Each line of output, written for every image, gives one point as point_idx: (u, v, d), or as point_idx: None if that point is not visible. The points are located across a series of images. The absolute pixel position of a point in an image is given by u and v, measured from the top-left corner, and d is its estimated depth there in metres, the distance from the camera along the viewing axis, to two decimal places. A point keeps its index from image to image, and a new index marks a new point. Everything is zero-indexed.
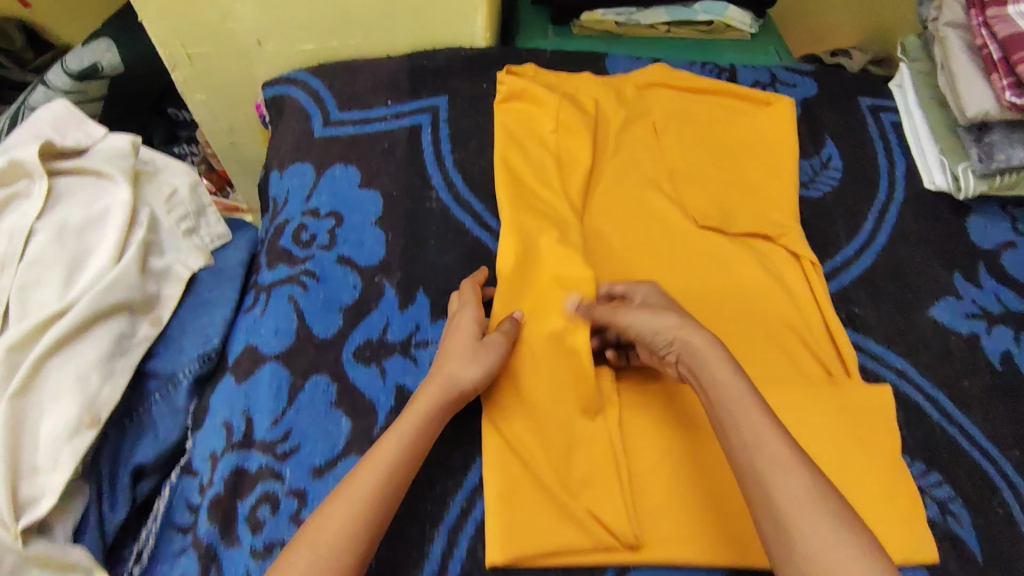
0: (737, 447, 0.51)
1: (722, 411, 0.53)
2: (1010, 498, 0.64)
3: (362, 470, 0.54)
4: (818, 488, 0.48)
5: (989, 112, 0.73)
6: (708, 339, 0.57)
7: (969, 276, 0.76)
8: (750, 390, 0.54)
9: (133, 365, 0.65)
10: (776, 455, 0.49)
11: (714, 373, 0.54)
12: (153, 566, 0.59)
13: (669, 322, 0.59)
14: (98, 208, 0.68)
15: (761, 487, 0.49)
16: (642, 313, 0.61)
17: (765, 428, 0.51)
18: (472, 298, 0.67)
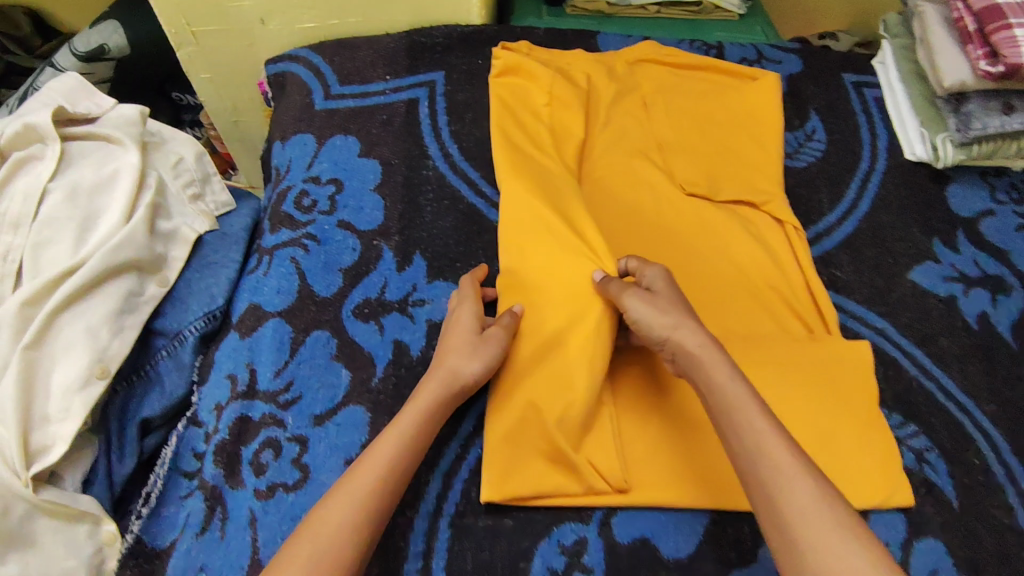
0: (739, 452, 0.52)
1: (722, 417, 0.54)
2: (986, 449, 0.67)
3: (363, 465, 0.54)
4: (821, 493, 0.48)
5: (966, 82, 0.76)
6: (703, 341, 0.58)
7: (947, 242, 0.79)
8: (748, 393, 0.55)
9: (141, 322, 0.68)
10: (778, 461, 0.50)
11: (712, 377, 0.56)
12: (160, 508, 0.61)
13: (666, 322, 0.59)
14: (107, 172, 0.71)
15: (765, 492, 0.50)
16: (641, 301, 0.60)
17: (767, 435, 0.52)
18: (472, 293, 0.67)
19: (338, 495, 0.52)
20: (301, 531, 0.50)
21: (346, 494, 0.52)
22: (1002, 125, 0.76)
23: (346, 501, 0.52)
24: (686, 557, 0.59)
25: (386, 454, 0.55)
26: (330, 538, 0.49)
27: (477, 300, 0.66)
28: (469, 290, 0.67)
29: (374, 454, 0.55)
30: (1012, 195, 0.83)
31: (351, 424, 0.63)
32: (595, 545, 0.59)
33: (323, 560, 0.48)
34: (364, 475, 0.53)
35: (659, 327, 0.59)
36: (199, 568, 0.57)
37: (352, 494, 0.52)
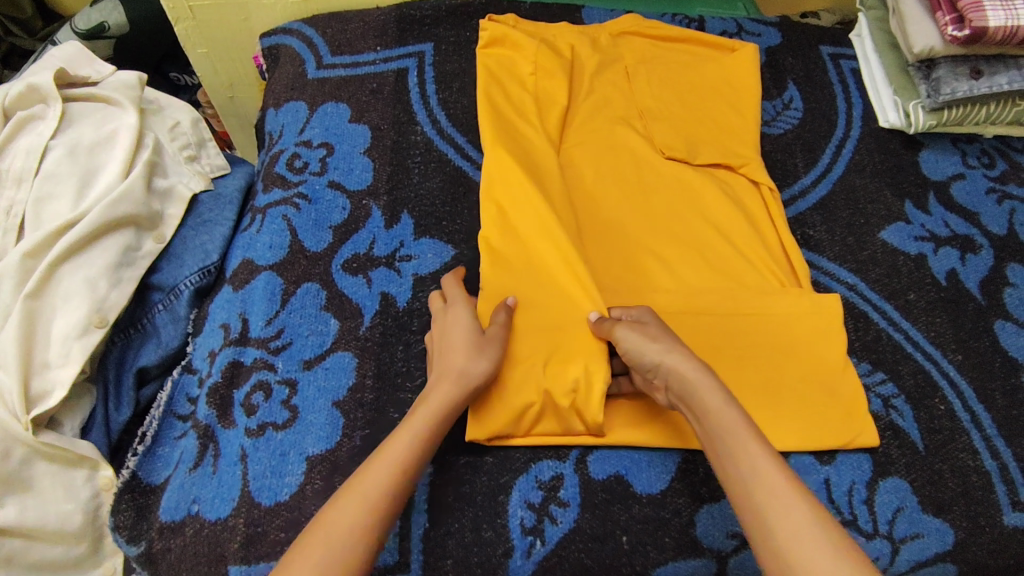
0: (734, 479, 0.51)
1: (718, 443, 0.53)
2: (952, 396, 0.69)
3: (372, 467, 0.52)
4: (816, 517, 0.47)
5: (934, 47, 0.79)
6: (698, 367, 0.57)
7: (918, 204, 0.82)
8: (743, 419, 0.54)
9: (139, 275, 0.70)
10: (774, 487, 0.49)
11: (706, 402, 0.54)
12: (155, 447, 0.64)
13: (656, 346, 0.59)
14: (106, 131, 0.74)
15: (761, 520, 0.48)
16: (630, 330, 0.61)
17: (762, 460, 0.51)
18: (460, 297, 0.65)
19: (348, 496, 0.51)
20: (307, 537, 0.49)
21: (352, 499, 0.50)
22: (969, 90, 0.79)
23: (354, 505, 0.50)
24: (659, 492, 0.62)
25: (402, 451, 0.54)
26: (334, 546, 0.48)
27: (466, 303, 0.64)
28: (457, 296, 0.65)
29: (388, 449, 0.54)
30: (982, 160, 0.86)
31: (338, 369, 0.65)
32: (571, 480, 0.61)
33: (332, 558, 0.47)
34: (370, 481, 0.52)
35: (649, 349, 0.59)
36: (192, 500, 0.59)
37: (361, 493, 0.51)
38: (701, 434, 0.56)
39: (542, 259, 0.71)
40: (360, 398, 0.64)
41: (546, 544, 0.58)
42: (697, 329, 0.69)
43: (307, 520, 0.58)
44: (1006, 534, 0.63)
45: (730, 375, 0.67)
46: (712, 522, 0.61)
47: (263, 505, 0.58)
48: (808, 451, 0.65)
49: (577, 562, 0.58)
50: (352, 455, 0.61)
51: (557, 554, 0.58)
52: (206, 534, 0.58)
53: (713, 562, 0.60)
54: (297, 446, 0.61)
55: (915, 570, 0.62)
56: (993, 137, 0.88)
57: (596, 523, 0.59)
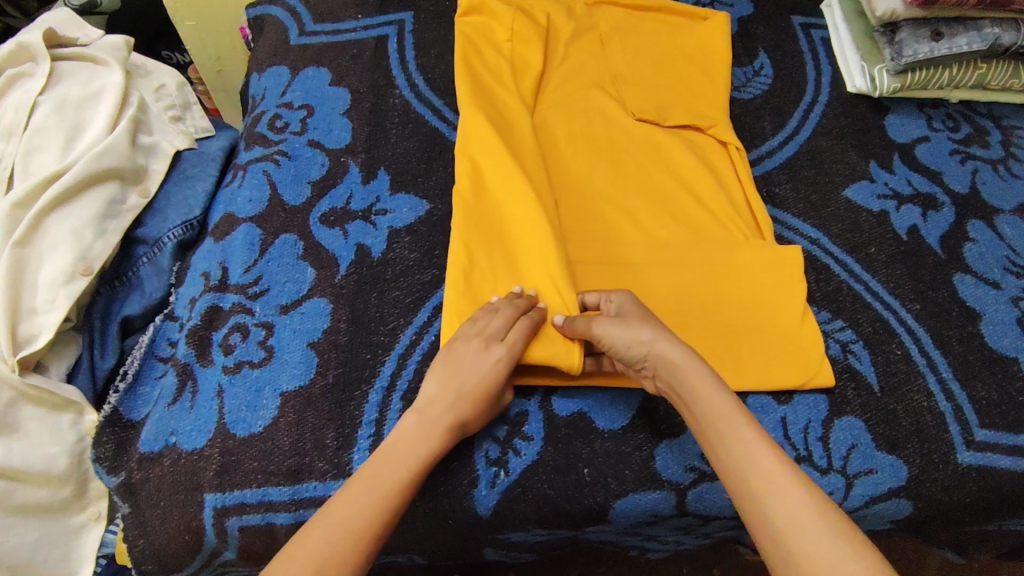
0: (730, 467, 0.52)
1: (711, 431, 0.54)
2: (908, 341, 0.71)
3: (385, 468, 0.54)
4: (815, 502, 0.48)
5: (896, 11, 0.83)
6: (686, 352, 0.57)
7: (883, 164, 0.84)
8: (734, 406, 0.54)
9: (123, 227, 0.73)
10: (770, 474, 0.50)
11: (696, 391, 0.55)
12: (135, 385, 0.67)
13: (647, 337, 0.58)
14: (93, 88, 0.77)
15: (758, 507, 0.49)
16: (613, 326, 0.60)
17: (756, 446, 0.51)
18: (508, 351, 0.60)
19: (353, 489, 0.51)
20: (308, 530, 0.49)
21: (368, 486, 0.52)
22: (930, 51, 0.82)
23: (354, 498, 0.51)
24: (620, 427, 0.64)
25: (418, 443, 0.55)
26: (334, 535, 0.49)
27: (511, 357, 0.60)
28: (507, 336, 0.61)
29: (395, 443, 0.55)
30: (947, 124, 0.89)
31: (314, 313, 0.68)
32: (535, 417, 0.64)
33: (338, 548, 0.49)
34: (387, 478, 0.53)
35: (640, 338, 0.58)
36: (170, 433, 0.62)
37: (374, 486, 0.52)
38: (692, 422, 0.56)
39: (510, 212, 0.73)
40: (334, 340, 0.66)
41: (510, 474, 0.61)
42: (658, 278, 0.71)
43: (279, 449, 0.61)
44: (960, 471, 0.66)
45: (691, 317, 0.69)
46: (670, 456, 0.63)
47: (238, 436, 0.61)
48: (766, 391, 0.67)
49: (540, 493, 0.61)
50: (325, 391, 0.64)
51: (522, 485, 0.61)
52: (183, 464, 0.61)
53: (672, 495, 0.62)
54: (271, 383, 0.64)
55: (869, 504, 0.64)
56: (958, 102, 0.91)
57: (559, 456, 0.63)
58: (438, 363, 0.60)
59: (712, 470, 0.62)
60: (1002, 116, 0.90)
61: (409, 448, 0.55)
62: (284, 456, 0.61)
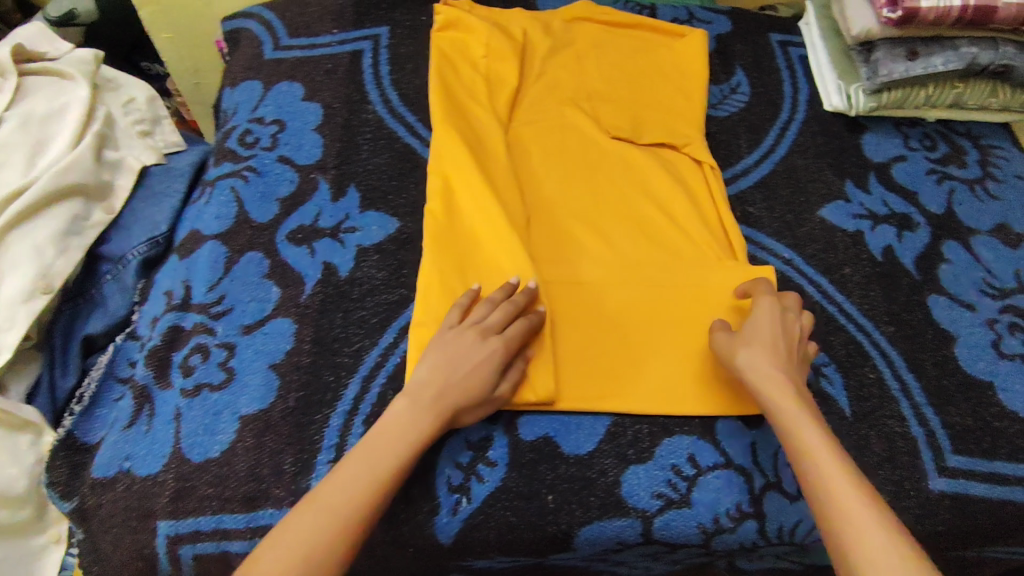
0: (819, 504, 0.53)
1: (803, 467, 0.55)
2: (881, 364, 0.71)
3: (367, 460, 0.54)
4: (903, 549, 0.48)
5: (871, 30, 0.82)
6: (781, 383, 0.60)
7: (859, 184, 0.84)
8: (828, 446, 0.55)
9: (86, 244, 0.71)
10: (856, 515, 0.51)
11: (789, 424, 0.57)
12: (94, 407, 0.67)
13: (739, 359, 0.62)
14: (59, 103, 0.77)
15: (836, 536, 0.51)
16: (724, 338, 0.64)
17: (845, 487, 0.52)
18: (505, 347, 0.61)
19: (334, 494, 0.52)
20: (288, 524, 0.51)
21: (353, 478, 0.53)
22: (906, 71, 0.82)
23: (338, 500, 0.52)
24: (586, 453, 0.63)
25: (381, 454, 0.55)
26: (323, 523, 0.51)
27: (506, 348, 0.61)
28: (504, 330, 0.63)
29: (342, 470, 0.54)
30: (924, 143, 0.88)
31: (277, 333, 0.67)
32: (499, 442, 0.63)
33: (310, 546, 0.50)
34: (366, 474, 0.54)
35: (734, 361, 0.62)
36: (124, 457, 0.61)
37: (354, 476, 0.53)
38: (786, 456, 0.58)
39: (477, 232, 0.73)
40: (296, 362, 0.65)
41: (471, 501, 0.61)
42: (630, 300, 0.71)
43: (235, 475, 0.60)
44: (933, 499, 0.65)
45: (656, 337, 0.69)
46: (637, 482, 0.62)
47: (193, 461, 0.60)
48: (736, 416, 0.66)
49: (502, 520, 0.60)
50: (285, 415, 0.62)
51: (484, 512, 0.60)
52: (137, 489, 0.60)
53: (638, 522, 0.61)
54: (231, 406, 0.62)
55: None
56: (936, 121, 0.91)
57: (522, 481, 0.62)
58: (434, 350, 0.61)
59: (680, 497, 0.61)
60: (980, 136, 0.90)
61: (380, 452, 0.55)
62: (240, 482, 0.59)
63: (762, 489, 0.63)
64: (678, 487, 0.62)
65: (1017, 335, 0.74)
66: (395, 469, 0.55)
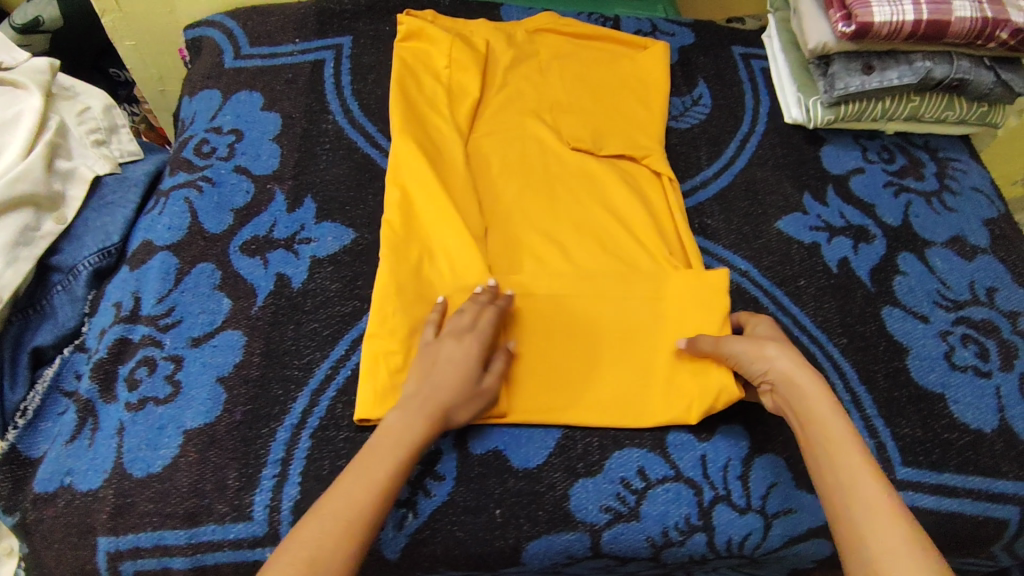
0: (833, 488, 0.52)
1: (821, 451, 0.54)
2: (833, 377, 0.71)
3: (364, 474, 0.54)
4: (915, 538, 0.47)
5: (828, 43, 0.83)
6: (808, 376, 0.59)
7: (817, 196, 0.84)
8: (852, 435, 0.54)
9: (36, 255, 0.70)
10: (874, 501, 0.50)
11: (815, 412, 0.56)
12: (37, 421, 0.65)
13: (769, 351, 0.61)
14: (11, 112, 0.76)
15: (853, 522, 0.49)
16: (740, 342, 0.63)
17: (864, 476, 0.51)
18: (478, 342, 0.63)
19: (325, 513, 0.51)
20: (298, 535, 0.50)
21: (349, 497, 0.52)
22: (861, 84, 0.82)
23: (337, 518, 0.51)
24: (535, 466, 0.63)
25: (374, 474, 0.54)
26: (332, 529, 0.50)
27: (484, 347, 0.63)
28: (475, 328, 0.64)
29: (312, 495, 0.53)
30: (882, 155, 0.89)
31: (226, 346, 0.66)
32: (448, 455, 0.63)
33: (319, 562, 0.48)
34: (363, 487, 0.53)
35: (762, 352, 0.61)
36: (65, 472, 0.61)
37: (359, 481, 0.53)
38: (803, 442, 0.57)
39: (432, 245, 0.72)
40: (244, 375, 0.64)
41: (418, 516, 0.60)
42: (586, 311, 0.70)
43: (177, 491, 0.59)
44: None
45: (608, 348, 0.69)
46: (585, 495, 0.62)
47: (134, 477, 0.60)
48: (686, 429, 0.66)
49: (449, 535, 0.60)
50: (230, 429, 0.62)
51: (430, 526, 0.60)
52: (77, 505, 0.59)
53: (587, 536, 0.61)
54: (175, 420, 0.62)
55: (788, 545, 0.64)
56: (894, 134, 0.92)
57: (470, 496, 0.61)
58: (419, 362, 0.62)
59: (628, 510, 0.61)
60: (937, 148, 0.91)
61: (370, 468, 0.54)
62: (182, 498, 0.59)
63: (712, 502, 0.63)
64: (627, 501, 0.62)
65: (969, 347, 0.75)
66: (393, 481, 0.54)
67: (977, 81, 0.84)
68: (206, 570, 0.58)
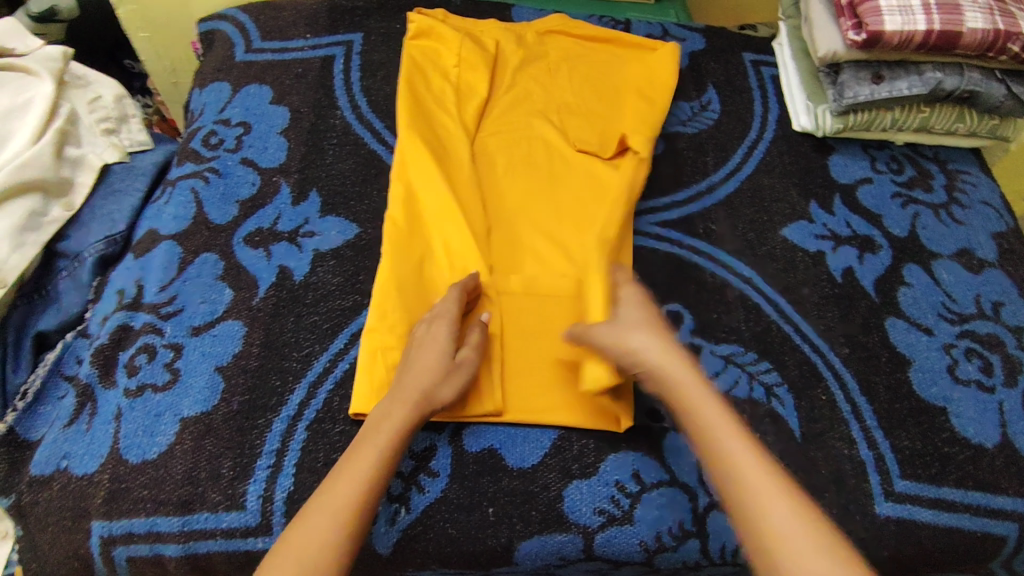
0: (719, 474, 0.54)
1: (702, 439, 0.56)
2: (834, 387, 0.70)
3: (350, 468, 0.54)
4: (797, 509, 0.51)
5: (838, 52, 0.82)
6: (674, 360, 0.61)
7: (823, 205, 0.84)
8: (723, 415, 0.57)
9: (42, 240, 0.71)
10: (758, 483, 0.52)
11: (688, 401, 0.58)
12: (36, 405, 0.65)
13: (634, 343, 0.62)
14: (22, 98, 0.77)
15: (744, 507, 0.52)
16: (604, 331, 0.63)
17: (744, 457, 0.54)
18: (449, 322, 0.63)
19: (318, 513, 0.51)
20: (289, 537, 0.50)
21: (335, 493, 0.52)
22: (871, 94, 0.82)
23: (325, 519, 0.51)
24: (530, 466, 0.63)
25: (363, 470, 0.54)
26: (320, 527, 0.50)
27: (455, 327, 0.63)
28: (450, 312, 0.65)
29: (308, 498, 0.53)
30: (891, 166, 0.88)
31: (226, 336, 0.66)
32: (442, 452, 0.63)
33: (310, 562, 0.49)
34: (350, 483, 0.53)
35: (627, 346, 0.62)
36: (61, 457, 0.61)
37: (346, 479, 0.53)
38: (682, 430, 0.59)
39: (432, 241, 0.73)
40: (243, 365, 0.65)
41: (411, 511, 0.60)
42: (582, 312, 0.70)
43: (172, 478, 0.59)
44: (877, 524, 0.64)
45: None
46: (579, 497, 0.62)
47: (130, 463, 0.60)
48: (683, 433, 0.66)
49: (441, 531, 0.60)
50: (227, 419, 0.62)
51: (423, 522, 0.60)
52: (72, 489, 0.60)
53: (579, 538, 0.60)
54: (173, 408, 0.62)
55: None
56: (903, 144, 0.91)
57: (464, 493, 0.61)
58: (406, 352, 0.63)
59: (622, 514, 0.61)
60: (947, 160, 0.91)
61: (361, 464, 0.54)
62: (176, 485, 0.59)
63: (706, 508, 0.63)
64: (620, 504, 0.62)
65: (973, 361, 0.74)
66: (379, 474, 0.54)
67: (988, 94, 0.83)
68: (197, 559, 0.58)
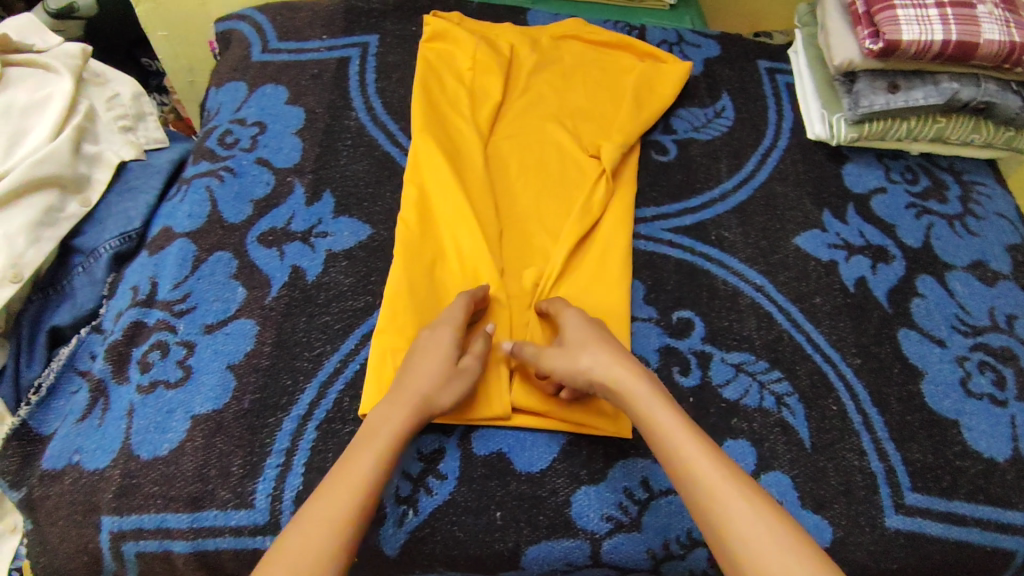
0: (681, 480, 0.53)
1: (660, 447, 0.56)
2: (845, 397, 0.70)
3: (347, 471, 0.53)
4: (757, 510, 0.50)
5: (853, 61, 0.82)
6: (627, 370, 0.60)
7: (837, 214, 0.83)
8: (678, 421, 0.56)
9: (59, 235, 0.71)
10: (717, 487, 0.51)
11: (641, 412, 0.57)
12: (49, 398, 0.66)
13: (585, 362, 0.61)
14: (42, 94, 0.78)
15: (707, 513, 0.51)
16: (556, 358, 0.62)
17: (701, 461, 0.53)
18: (454, 328, 0.64)
19: (315, 513, 0.50)
20: (286, 539, 0.49)
21: (331, 496, 0.51)
22: (887, 103, 0.81)
23: (322, 523, 0.50)
24: (538, 470, 0.63)
25: (362, 472, 0.53)
26: (318, 530, 0.49)
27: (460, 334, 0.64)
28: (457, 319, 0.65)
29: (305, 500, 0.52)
30: (905, 176, 0.88)
31: (238, 334, 0.67)
32: (451, 455, 0.63)
33: (309, 561, 0.48)
34: (350, 485, 0.52)
35: (577, 366, 0.61)
36: (74, 450, 0.62)
37: (344, 482, 0.52)
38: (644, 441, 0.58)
39: (442, 245, 0.73)
40: (254, 363, 0.65)
41: (418, 514, 0.60)
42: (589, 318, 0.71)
43: (182, 474, 0.60)
44: (887, 537, 0.63)
45: None
46: (587, 503, 0.62)
47: (141, 458, 0.60)
48: None
49: (449, 534, 0.60)
50: (238, 417, 0.62)
51: (431, 525, 0.60)
52: (84, 483, 0.60)
53: (586, 544, 0.60)
54: (185, 405, 0.62)
55: None
56: (919, 155, 0.90)
57: (472, 496, 0.61)
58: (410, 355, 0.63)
59: (629, 521, 0.61)
60: (962, 171, 0.90)
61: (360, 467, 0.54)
62: (187, 481, 0.59)
63: None
64: (628, 511, 0.61)
65: (987, 374, 0.73)
66: (378, 476, 0.54)
67: (1005, 105, 0.82)
68: (206, 556, 0.58)
